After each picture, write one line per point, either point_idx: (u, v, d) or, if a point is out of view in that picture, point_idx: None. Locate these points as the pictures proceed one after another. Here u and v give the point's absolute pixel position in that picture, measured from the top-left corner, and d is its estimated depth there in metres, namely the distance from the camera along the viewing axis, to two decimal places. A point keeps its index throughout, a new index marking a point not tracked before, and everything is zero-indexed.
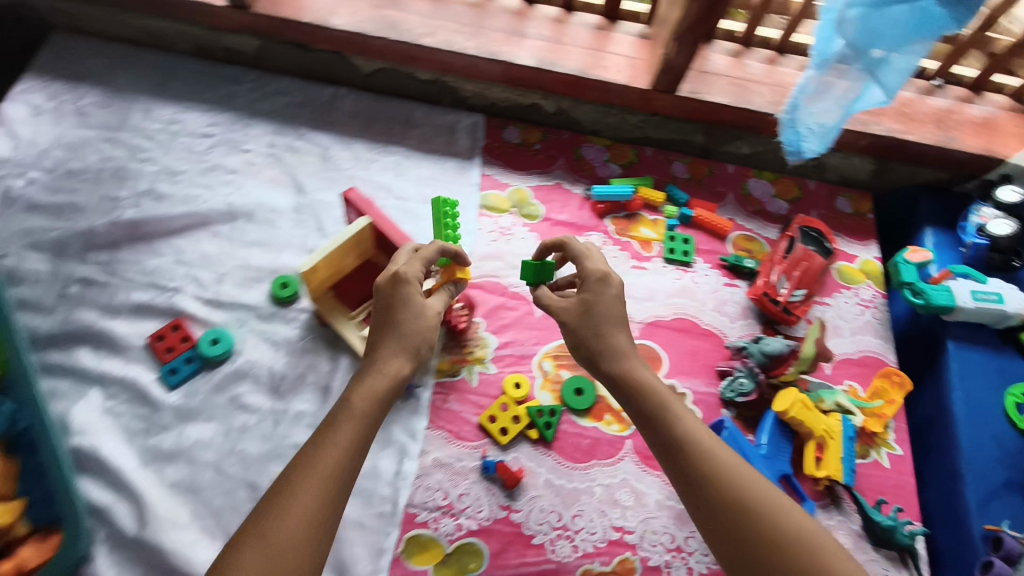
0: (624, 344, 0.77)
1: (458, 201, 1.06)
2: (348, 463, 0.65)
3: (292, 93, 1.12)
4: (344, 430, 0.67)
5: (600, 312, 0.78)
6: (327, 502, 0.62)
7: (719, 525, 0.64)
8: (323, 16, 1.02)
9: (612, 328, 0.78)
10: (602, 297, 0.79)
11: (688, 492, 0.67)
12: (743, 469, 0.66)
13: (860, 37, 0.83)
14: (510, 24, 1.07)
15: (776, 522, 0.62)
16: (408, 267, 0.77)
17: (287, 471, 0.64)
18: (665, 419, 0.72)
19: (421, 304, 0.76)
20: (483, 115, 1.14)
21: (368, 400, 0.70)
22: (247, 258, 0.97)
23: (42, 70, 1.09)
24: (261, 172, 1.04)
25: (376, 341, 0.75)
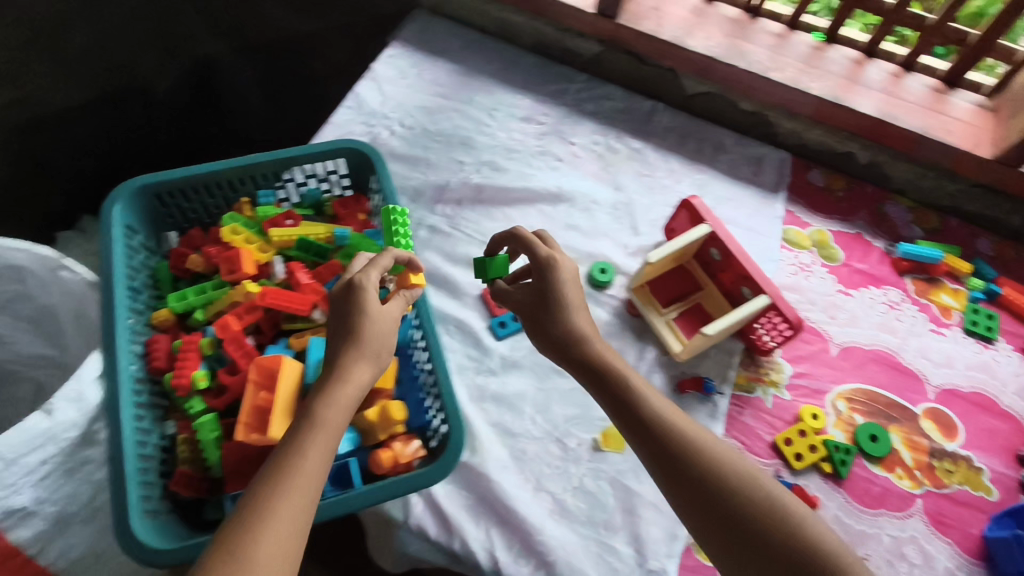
0: (589, 327, 0.75)
1: (762, 229, 1.09)
2: (318, 479, 0.57)
3: (616, 99, 1.20)
4: (313, 436, 0.59)
5: (564, 296, 0.76)
6: (304, 518, 0.54)
7: (676, 475, 0.64)
8: (682, 36, 1.10)
9: (587, 318, 0.76)
10: (570, 287, 0.77)
11: (650, 451, 0.66)
12: (658, 412, 0.67)
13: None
14: (852, 71, 1.10)
15: (711, 470, 0.63)
16: (366, 272, 0.71)
17: (253, 496, 0.54)
18: (619, 375, 0.71)
19: (370, 301, 0.69)
20: (792, 154, 1.17)
21: (339, 413, 0.61)
22: (568, 239, 1.05)
23: (406, 40, 1.23)
24: (585, 164, 1.13)
25: (338, 353, 0.66)
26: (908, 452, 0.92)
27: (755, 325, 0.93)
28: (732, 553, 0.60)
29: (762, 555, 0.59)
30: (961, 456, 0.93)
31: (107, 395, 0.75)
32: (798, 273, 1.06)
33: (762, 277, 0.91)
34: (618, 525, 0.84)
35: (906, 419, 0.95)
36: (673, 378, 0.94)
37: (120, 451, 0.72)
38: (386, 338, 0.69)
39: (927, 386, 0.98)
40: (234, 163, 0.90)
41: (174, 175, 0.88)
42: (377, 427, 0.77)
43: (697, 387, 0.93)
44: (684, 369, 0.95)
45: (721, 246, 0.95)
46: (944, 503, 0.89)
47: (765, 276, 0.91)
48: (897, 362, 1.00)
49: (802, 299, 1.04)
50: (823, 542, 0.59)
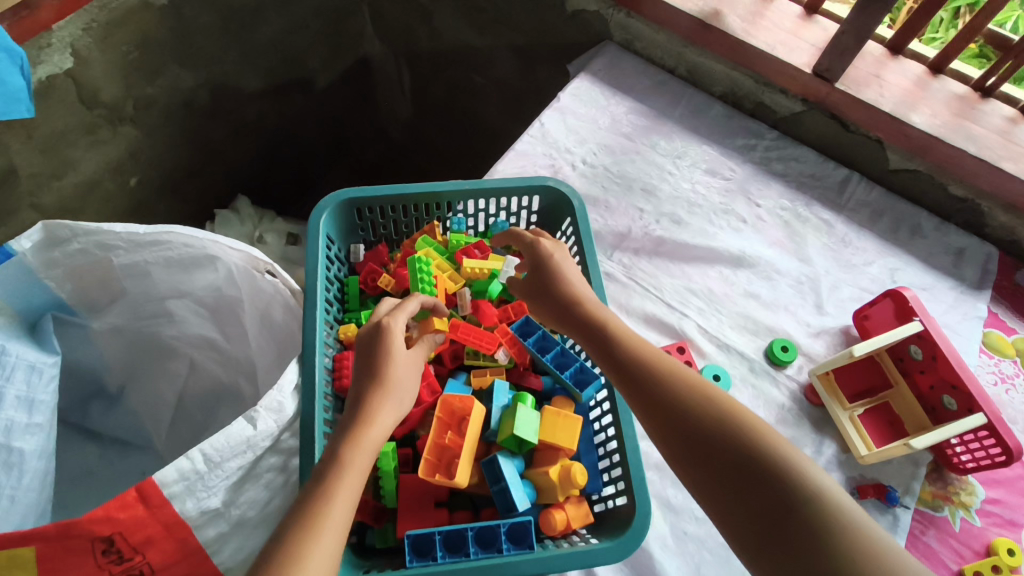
0: (587, 298, 0.72)
1: (961, 329, 1.00)
2: (345, 520, 0.52)
3: (807, 164, 1.14)
4: (337, 472, 0.56)
5: (546, 272, 0.75)
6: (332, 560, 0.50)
7: (672, 433, 0.57)
8: (904, 110, 1.04)
9: (564, 287, 0.73)
10: (568, 269, 0.75)
11: (648, 414, 0.60)
12: (670, 372, 0.61)
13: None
14: None
15: (711, 426, 0.56)
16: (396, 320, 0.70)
17: (279, 535, 0.51)
18: (599, 338, 0.67)
19: (396, 346, 0.67)
20: (998, 250, 1.08)
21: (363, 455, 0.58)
22: (746, 308, 1.00)
23: (594, 74, 1.21)
24: (768, 229, 1.07)
25: (364, 392, 0.64)
26: None
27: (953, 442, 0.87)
28: (705, 482, 0.55)
29: (750, 500, 0.52)
30: None
31: (301, 408, 0.75)
32: (999, 384, 0.97)
33: (981, 392, 0.82)
34: None
35: None
36: (850, 479, 0.88)
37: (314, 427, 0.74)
38: (408, 385, 0.67)
39: None
40: (435, 188, 0.89)
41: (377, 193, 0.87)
42: (557, 488, 0.73)
43: (877, 494, 0.86)
44: (863, 471, 0.89)
45: (928, 346, 0.87)
46: None
47: (984, 391, 0.83)
48: None
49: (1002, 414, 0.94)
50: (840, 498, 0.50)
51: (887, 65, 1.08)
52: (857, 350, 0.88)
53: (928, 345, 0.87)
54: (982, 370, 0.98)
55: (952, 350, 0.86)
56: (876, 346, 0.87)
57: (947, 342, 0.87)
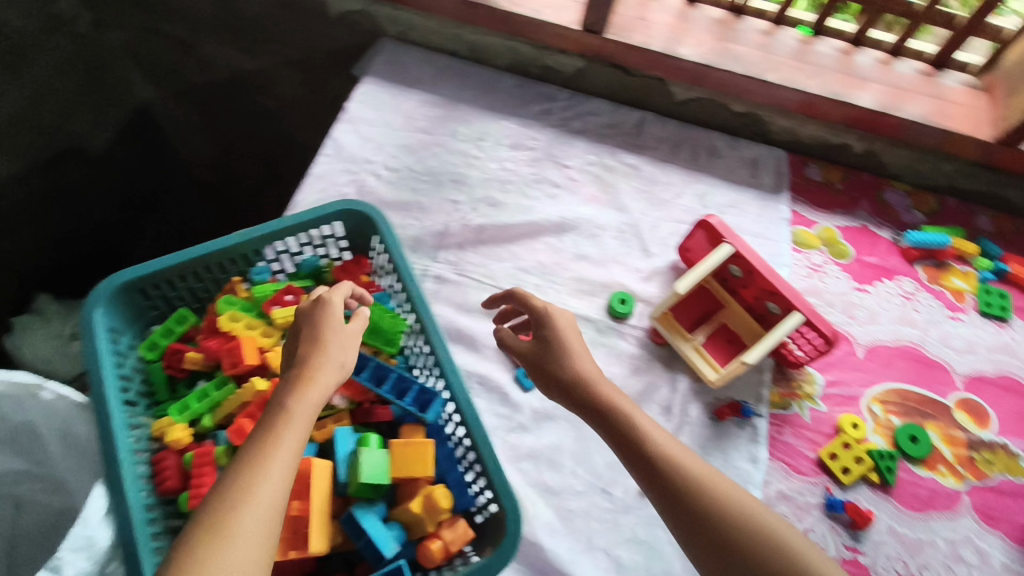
0: (601, 386, 0.72)
1: (770, 233, 1.08)
2: (289, 470, 0.55)
3: (604, 114, 1.16)
4: (276, 444, 0.56)
5: (554, 349, 0.75)
6: (270, 534, 0.52)
7: (711, 549, 0.61)
8: (672, 45, 1.06)
9: (581, 357, 0.74)
10: (581, 355, 0.75)
11: (678, 518, 0.63)
12: (710, 484, 0.64)
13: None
14: (843, 63, 1.08)
15: (751, 548, 0.60)
16: (336, 292, 0.71)
17: (218, 498, 0.52)
18: (628, 435, 0.68)
19: (331, 315, 0.68)
20: (785, 151, 1.16)
21: (305, 424, 0.59)
22: (579, 271, 1.01)
23: (376, 74, 1.16)
24: (582, 188, 1.09)
25: (305, 353, 0.64)
26: (948, 449, 0.92)
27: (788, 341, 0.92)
28: None
29: None
30: (998, 445, 0.94)
31: (119, 532, 0.65)
32: (812, 275, 1.05)
33: (793, 291, 0.89)
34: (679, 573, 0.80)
35: (941, 414, 0.95)
36: (708, 407, 0.92)
37: (130, 532, 0.64)
38: (347, 346, 0.67)
39: (953, 375, 0.98)
40: (219, 246, 0.80)
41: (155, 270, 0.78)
42: (423, 520, 0.70)
43: (734, 413, 0.91)
44: (719, 395, 0.93)
45: (742, 263, 0.92)
46: (989, 495, 0.90)
47: (795, 290, 0.89)
48: (922, 355, 0.99)
49: (820, 302, 1.02)
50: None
51: (648, 5, 1.10)
52: (682, 284, 0.90)
53: (741, 262, 0.92)
54: (796, 266, 1.05)
55: (762, 262, 0.91)
56: (699, 275, 0.90)
57: (755, 254, 0.91)
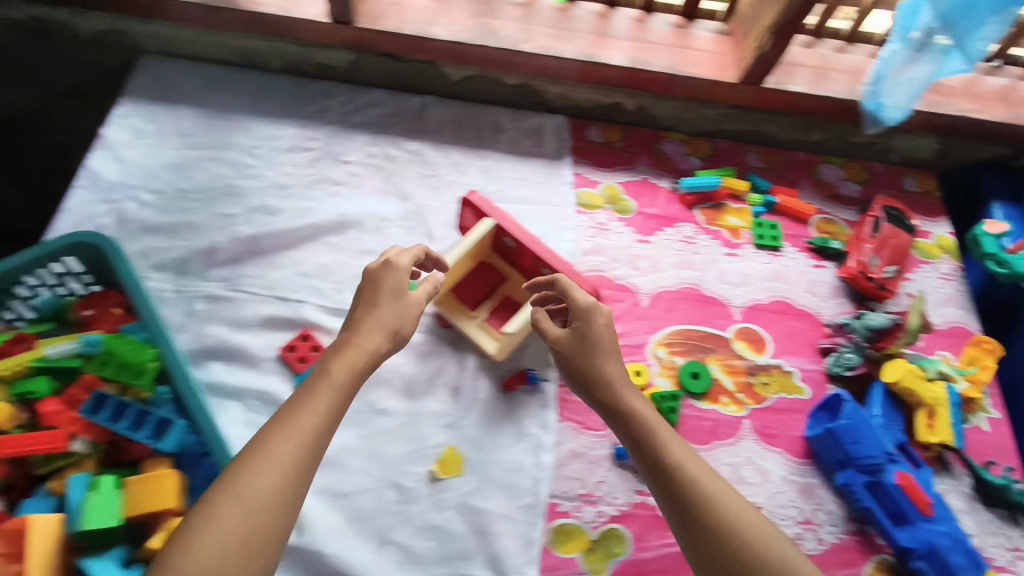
0: (605, 341, 0.81)
1: (555, 200, 1.10)
2: (315, 435, 0.66)
3: (383, 104, 1.15)
4: (319, 405, 0.68)
5: (592, 342, 0.80)
6: (295, 479, 0.63)
7: (669, 491, 0.71)
8: (425, 27, 1.06)
9: (608, 355, 0.80)
10: (597, 321, 0.81)
11: (647, 465, 0.74)
12: (673, 448, 0.73)
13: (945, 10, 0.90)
14: (595, 26, 1.11)
15: (698, 494, 0.69)
16: (399, 256, 0.81)
17: (255, 447, 0.64)
18: (604, 387, 0.78)
19: (388, 290, 0.79)
20: (566, 117, 1.19)
21: (339, 392, 0.70)
22: (362, 265, 1.00)
23: (137, 93, 1.11)
24: (363, 182, 1.07)
25: (358, 321, 0.76)
26: (728, 379, 0.97)
27: None
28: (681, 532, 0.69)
29: (701, 549, 0.67)
30: (773, 366, 0.99)
31: None
32: (597, 234, 1.07)
33: (553, 255, 0.92)
34: (474, 550, 0.81)
35: (721, 347, 1.00)
36: (497, 381, 0.92)
37: None
38: (402, 315, 0.78)
39: (731, 308, 1.04)
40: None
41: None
42: None
43: (522, 381, 0.92)
44: (508, 366, 0.94)
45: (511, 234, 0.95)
46: (767, 416, 0.95)
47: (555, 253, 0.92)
48: (702, 294, 1.05)
49: (606, 260, 1.05)
50: (783, 560, 0.65)
51: None
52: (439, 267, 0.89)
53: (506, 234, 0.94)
54: (581, 227, 1.08)
55: (525, 231, 0.94)
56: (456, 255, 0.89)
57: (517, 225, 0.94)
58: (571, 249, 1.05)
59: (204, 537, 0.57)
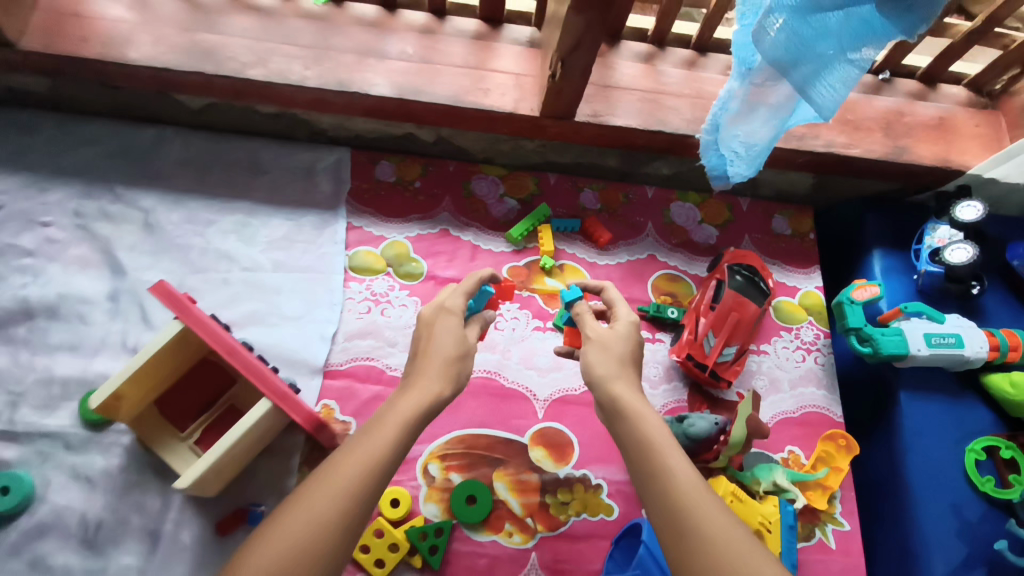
0: (607, 367, 0.65)
1: (321, 266, 0.87)
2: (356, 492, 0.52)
3: (104, 140, 0.90)
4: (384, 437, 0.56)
5: (617, 350, 0.67)
6: (344, 517, 0.50)
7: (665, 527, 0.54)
8: (117, 48, 0.80)
9: (625, 363, 0.66)
10: (619, 347, 0.67)
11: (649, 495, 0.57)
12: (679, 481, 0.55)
13: (784, 52, 0.65)
14: (362, 41, 0.85)
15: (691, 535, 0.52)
16: (451, 299, 0.68)
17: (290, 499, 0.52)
18: (609, 399, 0.63)
19: (447, 347, 0.64)
20: (349, 150, 0.94)
21: (388, 446, 0.55)
22: (48, 366, 0.78)
23: None
24: (64, 250, 0.84)
25: (421, 365, 0.63)
26: (516, 500, 0.79)
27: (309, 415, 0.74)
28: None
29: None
30: (576, 479, 0.81)
31: None
32: (371, 310, 0.86)
33: (257, 372, 0.68)
34: None
35: (512, 457, 0.81)
36: (208, 521, 0.73)
37: None
38: (442, 343, 0.64)
39: (534, 404, 0.84)
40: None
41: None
42: None
43: (239, 522, 0.73)
44: (226, 500, 0.74)
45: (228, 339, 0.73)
46: (561, 546, 0.77)
47: (261, 369, 0.68)
48: (498, 386, 0.84)
49: (379, 343, 0.84)
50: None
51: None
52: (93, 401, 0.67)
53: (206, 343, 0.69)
54: (350, 302, 0.86)
55: (231, 339, 0.69)
56: (117, 382, 0.66)
57: (221, 335, 0.68)
58: (332, 331, 0.83)
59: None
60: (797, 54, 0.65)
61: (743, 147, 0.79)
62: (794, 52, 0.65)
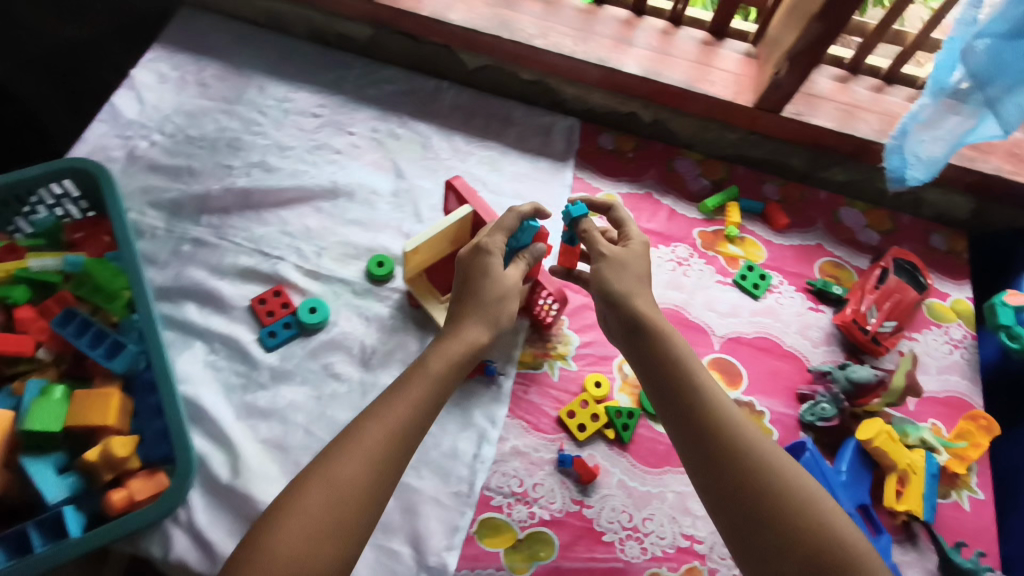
0: (625, 284, 0.80)
1: (551, 201, 1.08)
2: (388, 444, 0.67)
3: (397, 82, 1.15)
4: (413, 409, 0.70)
5: (633, 265, 0.81)
6: (376, 477, 0.65)
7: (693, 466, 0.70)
8: (442, 11, 1.05)
9: (637, 276, 0.81)
10: (633, 262, 0.81)
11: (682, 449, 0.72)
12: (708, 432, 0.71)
13: (983, 66, 0.83)
14: (618, 32, 1.08)
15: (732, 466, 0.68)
16: (490, 239, 0.80)
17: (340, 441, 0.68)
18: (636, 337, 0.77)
19: (492, 285, 0.77)
20: (579, 120, 1.16)
21: (415, 408, 0.70)
22: (346, 235, 1.01)
23: (170, 41, 1.15)
24: (364, 155, 1.08)
25: (456, 315, 0.77)
26: None
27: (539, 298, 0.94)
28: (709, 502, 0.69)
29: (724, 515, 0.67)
30: (743, 404, 0.95)
31: None
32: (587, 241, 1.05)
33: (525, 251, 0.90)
34: (396, 526, 0.82)
35: None
36: None
37: None
38: (478, 281, 0.77)
39: (712, 338, 1.00)
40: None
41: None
42: (100, 468, 0.72)
43: (478, 371, 0.92)
44: None
45: (488, 227, 0.93)
46: None
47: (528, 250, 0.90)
48: (684, 319, 1.01)
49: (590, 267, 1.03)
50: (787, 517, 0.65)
51: None
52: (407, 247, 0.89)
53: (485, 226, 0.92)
54: None
55: None
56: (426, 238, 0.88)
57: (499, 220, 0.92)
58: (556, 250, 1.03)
59: (291, 525, 0.62)
60: (996, 71, 0.82)
61: (925, 153, 0.95)
62: (992, 68, 0.82)
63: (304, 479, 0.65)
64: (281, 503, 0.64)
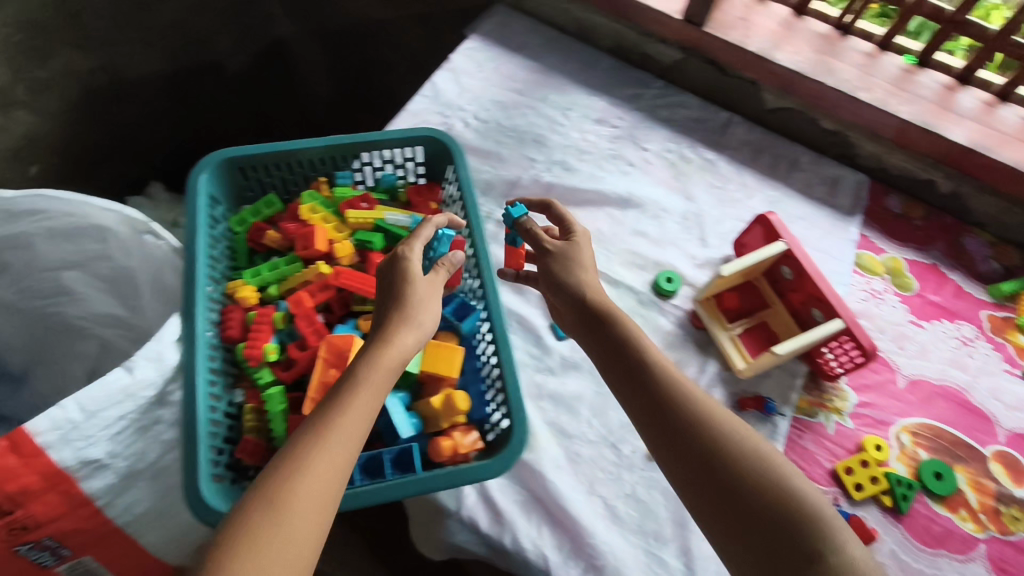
0: (593, 284, 0.77)
1: (835, 252, 1.07)
2: (345, 458, 0.57)
3: (691, 108, 1.18)
4: (358, 425, 0.59)
5: (583, 252, 0.81)
6: (326, 485, 0.55)
7: (724, 524, 0.59)
8: (770, 50, 1.07)
9: (586, 266, 0.80)
10: (579, 252, 0.81)
11: (701, 510, 0.61)
12: (726, 471, 0.60)
13: None
14: (943, 97, 1.07)
15: (754, 502, 0.58)
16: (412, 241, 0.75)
17: (278, 463, 0.56)
18: (639, 371, 0.69)
19: (418, 281, 0.71)
20: (868, 178, 1.15)
21: (365, 412, 0.60)
22: (635, 246, 1.05)
23: (484, 34, 1.23)
24: (657, 172, 1.12)
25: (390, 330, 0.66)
26: (972, 494, 0.90)
27: (823, 351, 0.92)
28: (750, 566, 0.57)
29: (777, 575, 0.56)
30: None
31: (184, 360, 0.77)
32: (869, 300, 1.04)
33: (839, 300, 0.89)
34: (669, 536, 0.84)
35: (973, 460, 0.92)
36: (732, 394, 0.94)
37: (191, 362, 0.77)
38: (401, 290, 0.69)
39: (997, 428, 0.95)
40: (300, 144, 0.90)
41: (222, 73, 1.54)
42: (439, 415, 0.78)
43: (757, 406, 0.92)
44: (745, 387, 0.94)
45: (794, 265, 0.93)
46: (1009, 550, 0.86)
47: (841, 299, 0.89)
48: (968, 401, 0.97)
49: (872, 326, 1.01)
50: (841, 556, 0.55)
51: (755, 8, 1.12)
52: (724, 269, 0.93)
53: (795, 266, 0.94)
54: (855, 287, 1.04)
55: (817, 269, 0.92)
56: (738, 266, 0.92)
57: (813, 264, 0.92)
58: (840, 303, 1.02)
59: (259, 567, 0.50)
60: None
61: None
62: None
63: (247, 510, 0.53)
64: (222, 553, 0.51)
